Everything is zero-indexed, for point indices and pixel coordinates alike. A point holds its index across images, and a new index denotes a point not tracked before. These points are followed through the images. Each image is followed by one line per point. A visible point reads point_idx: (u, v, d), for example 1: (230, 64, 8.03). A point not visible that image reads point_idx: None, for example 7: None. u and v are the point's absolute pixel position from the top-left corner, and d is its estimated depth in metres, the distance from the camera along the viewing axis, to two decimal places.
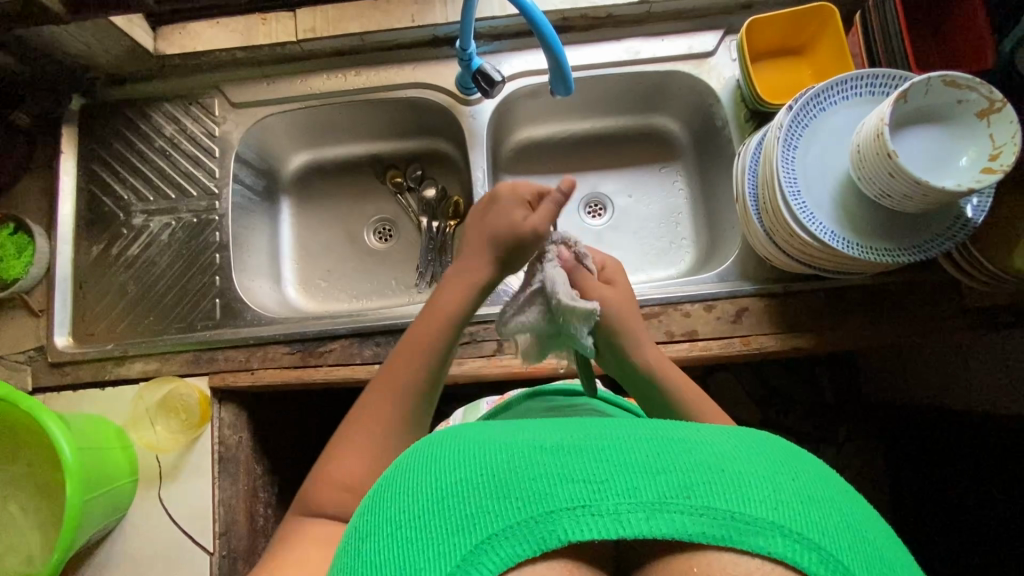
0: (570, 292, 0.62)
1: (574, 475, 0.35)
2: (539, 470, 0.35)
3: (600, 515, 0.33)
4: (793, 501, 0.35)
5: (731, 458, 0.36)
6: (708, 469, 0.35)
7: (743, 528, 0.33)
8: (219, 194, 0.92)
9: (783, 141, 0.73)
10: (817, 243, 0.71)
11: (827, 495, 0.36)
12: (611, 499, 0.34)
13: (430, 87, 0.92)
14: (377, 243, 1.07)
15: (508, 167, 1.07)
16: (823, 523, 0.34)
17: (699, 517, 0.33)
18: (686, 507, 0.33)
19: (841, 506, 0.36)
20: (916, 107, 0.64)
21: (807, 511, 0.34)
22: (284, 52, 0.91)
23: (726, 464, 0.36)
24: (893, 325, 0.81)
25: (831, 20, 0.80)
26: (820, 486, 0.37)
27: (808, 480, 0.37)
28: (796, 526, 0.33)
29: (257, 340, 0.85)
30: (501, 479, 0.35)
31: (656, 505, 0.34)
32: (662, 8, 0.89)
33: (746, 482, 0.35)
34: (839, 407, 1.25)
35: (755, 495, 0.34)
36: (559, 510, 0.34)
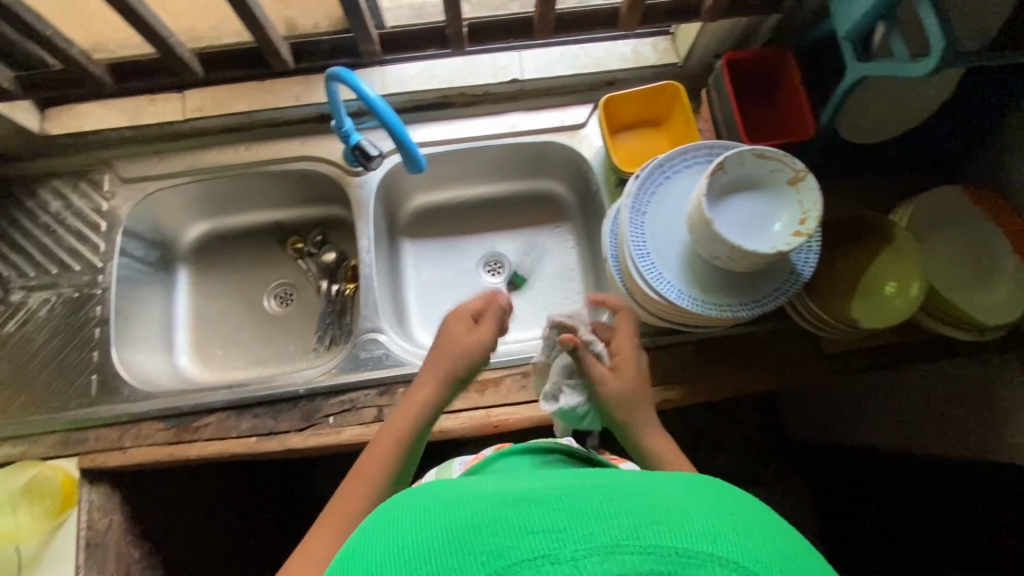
0: (555, 387, 0.70)
1: (528, 526, 0.31)
2: (493, 526, 0.32)
3: (557, 564, 0.29)
4: (741, 537, 0.32)
5: (673, 498, 0.33)
6: (659, 509, 0.32)
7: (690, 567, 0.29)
8: (104, 268, 0.92)
9: (632, 207, 0.79)
10: (665, 301, 0.76)
11: (782, 539, 0.33)
12: (568, 545, 0.30)
13: (318, 159, 0.96)
14: (277, 308, 1.07)
15: (408, 230, 1.10)
16: (775, 564, 0.31)
17: (648, 557, 0.29)
18: (636, 548, 0.30)
19: (797, 546, 0.33)
20: (735, 176, 0.70)
21: (751, 544, 0.31)
22: (173, 130, 0.95)
23: (673, 505, 0.33)
24: (761, 375, 0.85)
25: (678, 96, 0.88)
26: (774, 529, 0.34)
27: (761, 522, 0.34)
28: (751, 565, 0.30)
29: (130, 417, 0.84)
30: (459, 535, 0.32)
31: (609, 547, 0.30)
32: (533, 86, 0.96)
33: (693, 519, 0.32)
34: (754, 452, 1.27)
35: (699, 531, 0.31)
36: (517, 563, 0.30)
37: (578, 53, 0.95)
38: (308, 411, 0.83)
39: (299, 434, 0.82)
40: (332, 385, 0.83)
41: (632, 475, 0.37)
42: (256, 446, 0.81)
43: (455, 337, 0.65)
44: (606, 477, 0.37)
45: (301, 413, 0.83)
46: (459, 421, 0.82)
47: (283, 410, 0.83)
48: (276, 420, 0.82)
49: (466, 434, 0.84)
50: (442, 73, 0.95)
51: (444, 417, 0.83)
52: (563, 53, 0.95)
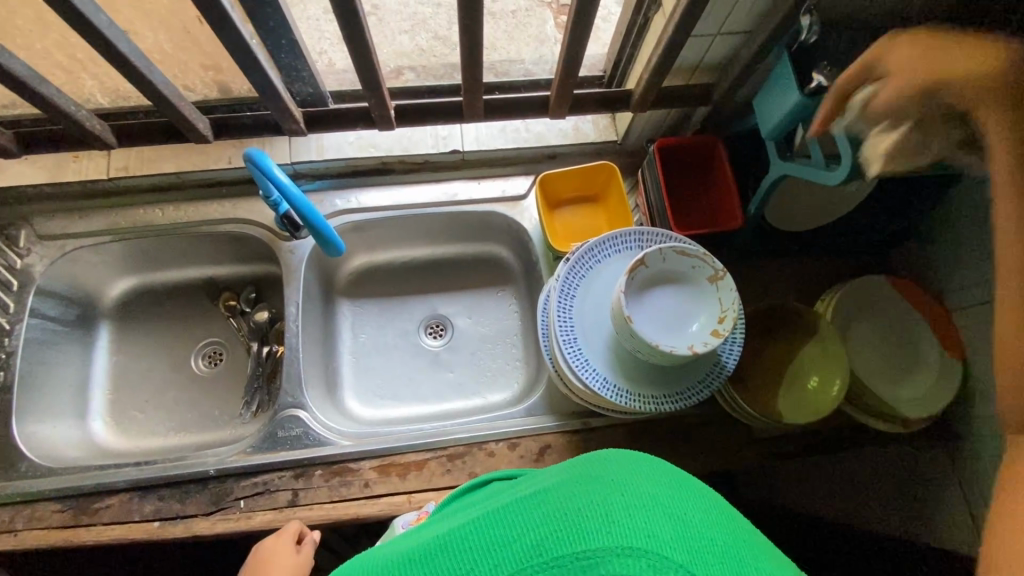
0: None
1: (448, 572, 0.40)
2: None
3: None
4: (625, 513, 0.40)
5: (564, 500, 0.41)
6: (553, 519, 0.40)
7: (586, 564, 0.38)
8: (11, 331, 0.87)
9: (561, 291, 0.78)
10: (590, 390, 0.75)
11: (655, 490, 0.42)
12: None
13: (250, 222, 0.93)
14: (204, 369, 1.03)
15: (347, 291, 1.08)
16: (653, 526, 0.39)
17: (549, 570, 0.38)
18: (538, 566, 0.39)
19: (671, 490, 0.42)
20: (658, 270, 0.70)
21: (635, 519, 0.39)
22: (97, 187, 0.92)
23: (562, 505, 0.41)
24: (691, 460, 0.84)
25: (613, 177, 0.88)
26: (648, 483, 0.43)
27: (638, 482, 0.43)
28: (633, 541, 0.38)
29: (24, 497, 0.78)
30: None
31: (515, 573, 0.39)
32: (474, 156, 0.96)
33: (583, 521, 0.39)
34: None
35: (591, 529, 0.39)
36: None
37: (519, 126, 0.96)
38: (218, 494, 0.79)
39: (207, 519, 0.77)
40: (245, 466, 0.80)
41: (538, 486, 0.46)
42: (158, 532, 0.76)
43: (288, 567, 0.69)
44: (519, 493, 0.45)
45: (211, 496, 0.78)
46: (379, 505, 0.79)
47: (191, 491, 0.79)
48: (182, 503, 0.78)
49: (386, 519, 0.80)
50: (381, 141, 0.94)
51: (364, 501, 0.80)
52: (504, 127, 0.95)
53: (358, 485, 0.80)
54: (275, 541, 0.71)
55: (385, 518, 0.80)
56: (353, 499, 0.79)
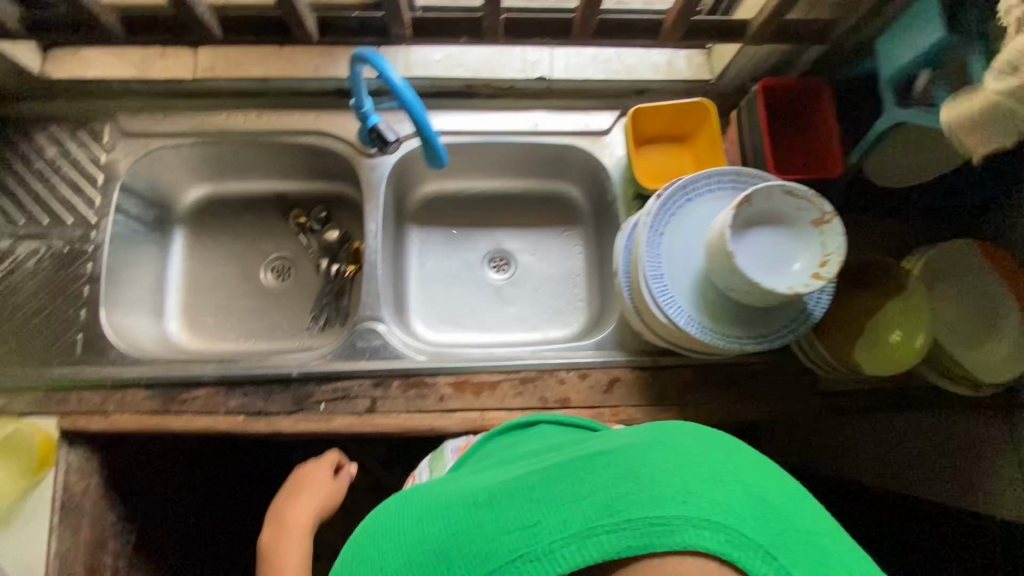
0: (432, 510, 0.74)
1: (511, 525, 0.40)
2: (487, 528, 0.41)
3: (537, 556, 0.38)
4: (700, 486, 0.39)
5: (636, 466, 0.40)
6: (623, 481, 0.40)
7: (659, 530, 0.37)
8: (97, 224, 0.88)
9: (652, 226, 0.77)
10: (674, 325, 0.75)
11: (731, 467, 0.41)
12: (545, 538, 0.39)
13: (332, 136, 0.92)
14: (273, 281, 1.04)
15: (415, 217, 1.08)
16: (729, 500, 0.38)
17: (619, 533, 0.38)
18: (608, 526, 0.38)
19: (741, 468, 0.41)
20: (761, 209, 0.69)
21: (713, 493, 0.38)
22: (182, 87, 0.90)
23: (636, 469, 0.40)
24: (755, 405, 0.86)
25: (709, 116, 0.86)
26: (722, 459, 0.41)
27: (712, 457, 0.42)
28: (706, 513, 0.37)
29: (116, 382, 0.81)
30: (460, 536, 0.42)
31: (584, 532, 0.38)
32: (561, 86, 0.94)
33: (658, 485, 0.39)
34: None
35: (665, 495, 0.38)
36: (510, 559, 0.39)
37: (611, 57, 0.93)
38: (300, 395, 0.81)
39: (289, 417, 0.81)
40: (326, 371, 0.82)
41: (603, 446, 0.45)
42: (243, 426, 0.80)
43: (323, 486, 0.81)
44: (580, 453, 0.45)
45: (293, 396, 0.81)
46: (453, 419, 0.82)
47: (273, 390, 0.81)
48: (266, 401, 0.81)
49: (458, 433, 0.83)
50: (470, 62, 0.92)
51: (438, 414, 0.82)
52: (595, 56, 0.92)
53: (433, 399, 0.83)
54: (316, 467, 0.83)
55: (456, 432, 0.83)
56: (428, 412, 0.82)
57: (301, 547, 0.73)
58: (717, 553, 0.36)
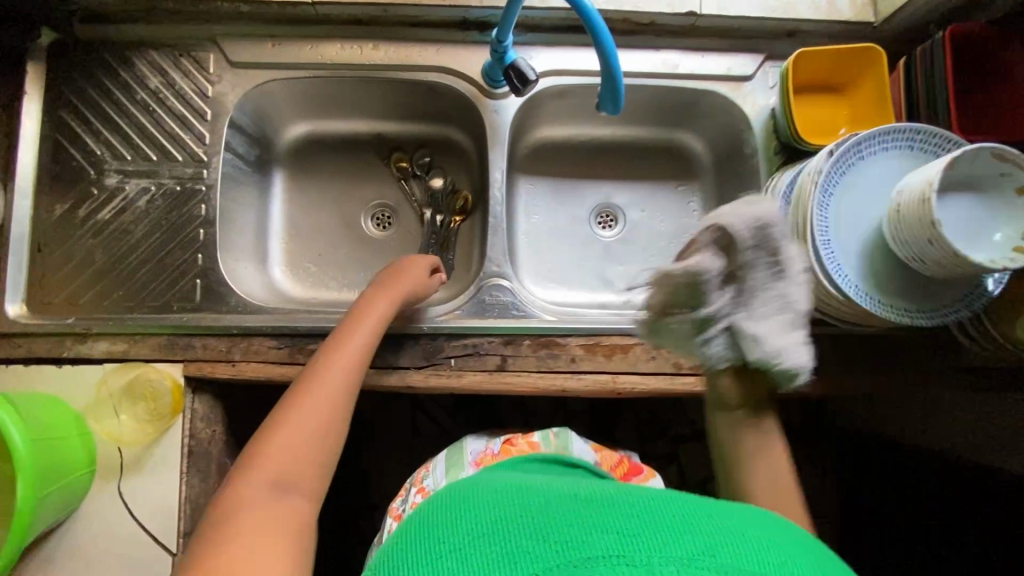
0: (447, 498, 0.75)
1: (609, 528, 0.36)
2: (580, 526, 0.37)
3: (633, 566, 0.33)
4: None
5: (744, 530, 0.37)
6: (732, 535, 0.36)
7: None
8: (209, 163, 0.83)
9: (821, 187, 0.71)
10: (840, 295, 0.70)
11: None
12: (642, 551, 0.34)
13: (454, 73, 0.85)
14: (375, 230, 1.00)
15: (523, 166, 1.01)
16: None
17: None
18: (713, 563, 0.33)
19: None
20: (962, 173, 0.63)
21: None
22: (295, 12, 0.82)
23: (745, 529, 0.37)
24: (892, 378, 0.83)
25: (878, 63, 0.79)
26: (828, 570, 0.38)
27: (818, 563, 0.38)
28: None
29: (241, 331, 0.78)
30: (542, 523, 0.37)
31: (687, 560, 0.33)
32: (707, 24, 0.85)
33: (765, 546, 0.36)
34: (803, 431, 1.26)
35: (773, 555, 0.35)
36: (595, 557, 0.34)
37: None
38: (429, 350, 0.79)
39: (419, 373, 0.78)
40: (456, 327, 0.79)
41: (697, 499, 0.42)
42: (374, 379, 0.77)
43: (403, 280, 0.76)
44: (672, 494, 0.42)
45: (422, 351, 0.79)
46: (585, 381, 0.79)
47: (403, 345, 0.79)
48: (395, 355, 0.78)
49: (588, 395, 0.81)
50: None
51: (570, 376, 0.80)
52: None
53: (565, 360, 0.80)
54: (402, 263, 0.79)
55: (586, 394, 0.81)
56: (560, 373, 0.79)
57: (349, 371, 0.66)
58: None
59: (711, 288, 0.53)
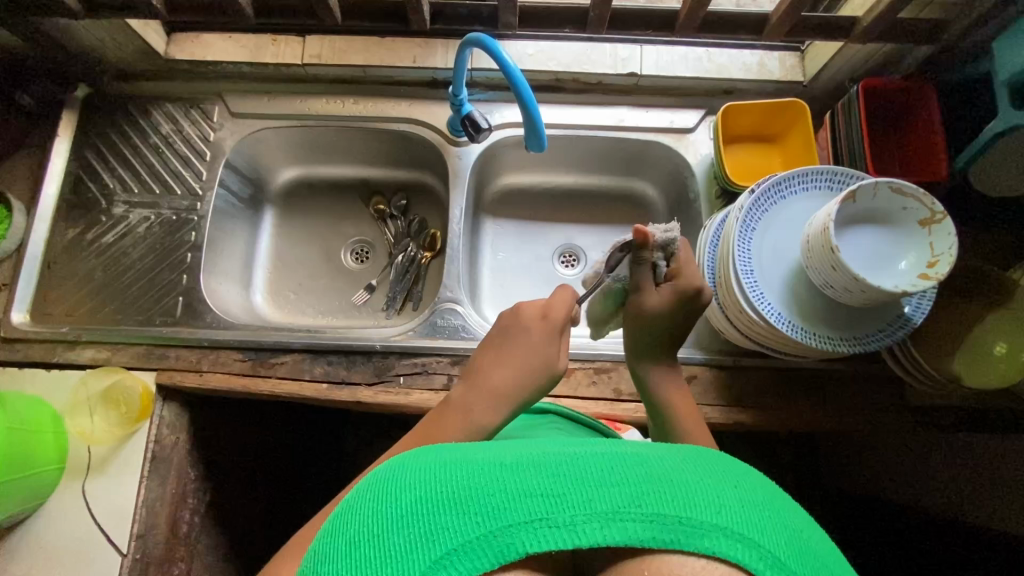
0: None
1: (529, 490, 0.31)
2: (496, 486, 0.32)
3: (554, 527, 0.30)
4: (739, 504, 0.32)
5: (668, 471, 0.32)
6: (659, 479, 0.32)
7: (691, 531, 0.30)
8: (203, 197, 0.94)
9: (742, 222, 0.76)
10: (763, 322, 0.74)
11: (776, 504, 0.33)
12: (566, 510, 0.30)
13: (424, 124, 0.96)
14: (353, 263, 1.08)
15: (491, 208, 1.09)
16: (769, 525, 0.31)
17: (650, 524, 0.30)
18: (638, 515, 0.30)
19: (797, 518, 0.33)
20: (863, 206, 0.67)
21: (750, 514, 0.31)
22: (289, 72, 0.96)
23: (673, 473, 0.32)
24: (838, 414, 0.83)
25: (802, 116, 0.86)
26: (766, 494, 0.33)
27: (755, 487, 0.34)
28: (741, 527, 0.30)
29: (210, 344, 0.85)
30: (458, 495, 0.32)
31: (609, 514, 0.30)
32: (649, 83, 0.95)
33: (693, 488, 0.32)
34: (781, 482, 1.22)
35: (705, 500, 0.31)
36: (516, 523, 0.30)
37: (701, 55, 0.93)
38: (381, 368, 0.84)
39: (369, 389, 0.83)
40: (407, 346, 0.84)
41: (618, 442, 0.36)
42: (326, 393, 0.82)
43: (541, 349, 0.62)
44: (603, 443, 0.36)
45: (374, 368, 0.84)
46: None
47: (356, 361, 0.84)
48: (348, 371, 0.84)
49: None
50: (561, 56, 0.93)
51: None
52: (686, 54, 0.93)
53: None
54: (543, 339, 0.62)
55: None
56: None
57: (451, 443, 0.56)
58: (746, 568, 0.30)
59: (453, 262, 0.92)
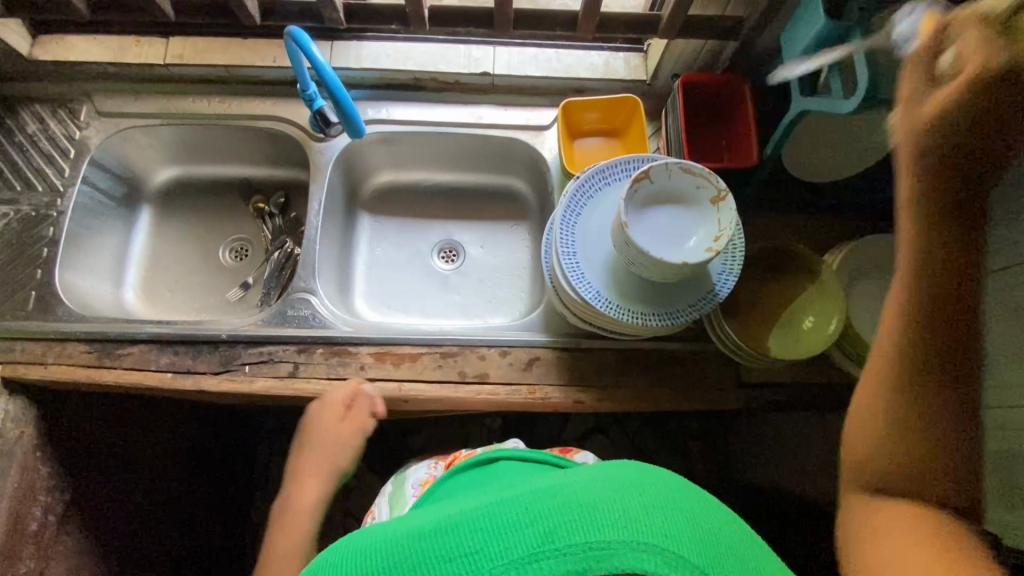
0: None
1: (450, 553, 0.35)
2: (422, 556, 0.35)
3: None
4: (640, 511, 0.36)
5: (575, 496, 0.37)
6: (567, 509, 0.36)
7: (601, 554, 0.34)
8: (64, 193, 0.95)
9: (567, 207, 0.80)
10: (582, 300, 0.77)
11: (678, 501, 0.38)
12: (485, 565, 0.34)
13: (288, 122, 0.99)
14: (230, 260, 1.09)
15: (368, 205, 1.11)
16: (667, 524, 0.36)
17: (564, 558, 0.34)
18: (551, 553, 0.34)
19: (697, 506, 0.39)
20: (662, 186, 0.71)
21: (649, 517, 0.36)
22: (154, 73, 0.99)
23: (584, 497, 0.37)
24: (677, 393, 0.85)
25: (637, 110, 0.90)
26: (667, 491, 0.39)
27: (657, 488, 0.39)
28: (644, 536, 0.35)
29: (57, 336, 0.86)
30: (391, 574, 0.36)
31: (524, 559, 0.34)
32: (504, 82, 0.99)
33: (601, 510, 0.36)
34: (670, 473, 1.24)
35: (610, 521, 0.35)
36: None
37: (551, 56, 0.98)
38: (227, 357, 0.85)
39: (214, 377, 0.84)
40: (254, 335, 0.85)
41: (537, 479, 0.40)
42: (170, 382, 0.83)
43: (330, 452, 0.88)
44: (523, 484, 0.40)
45: (220, 357, 0.85)
46: (371, 387, 0.83)
47: (202, 351, 0.85)
48: (194, 361, 0.84)
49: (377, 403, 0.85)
50: (417, 57, 0.98)
51: (358, 382, 0.84)
52: (537, 55, 0.98)
53: (354, 367, 0.85)
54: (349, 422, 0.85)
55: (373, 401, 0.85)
56: (348, 379, 0.84)
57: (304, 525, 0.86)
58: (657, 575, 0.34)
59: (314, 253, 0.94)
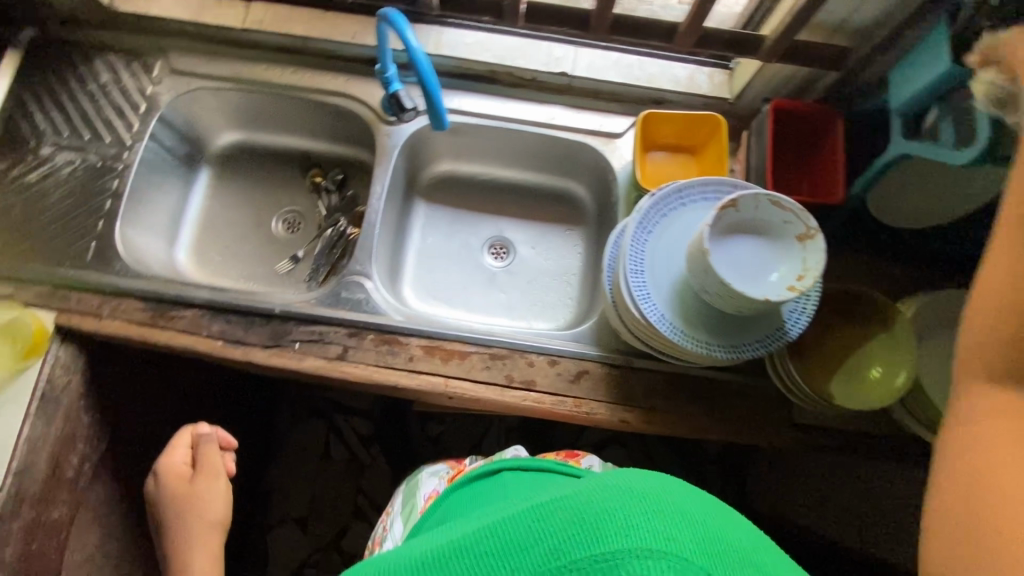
0: None
1: None
2: None
3: None
4: (641, 518, 0.35)
5: (575, 510, 0.36)
6: (566, 527, 0.35)
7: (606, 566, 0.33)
8: (131, 146, 0.95)
9: (638, 224, 0.78)
10: (644, 321, 0.75)
11: (685, 505, 0.36)
12: None
13: (359, 100, 0.97)
14: (282, 232, 1.09)
15: (425, 192, 1.09)
16: (672, 531, 0.34)
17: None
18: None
19: (716, 517, 0.37)
20: (742, 216, 0.68)
21: (648, 523, 0.34)
22: (231, 36, 0.99)
23: (582, 511, 0.35)
24: (725, 425, 0.83)
25: (718, 130, 0.88)
26: (675, 496, 0.37)
27: (663, 494, 0.37)
28: (647, 545, 0.33)
29: (114, 290, 0.86)
30: None
31: None
32: (581, 84, 0.97)
33: (600, 522, 0.35)
34: None
35: (604, 531, 0.34)
36: None
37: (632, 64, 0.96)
38: (278, 332, 0.84)
39: (263, 350, 0.83)
40: (307, 313, 0.85)
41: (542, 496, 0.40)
42: (219, 350, 0.83)
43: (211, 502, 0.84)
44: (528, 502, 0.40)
45: (271, 331, 0.84)
46: (417, 380, 0.83)
47: (254, 323, 0.85)
48: (245, 331, 0.84)
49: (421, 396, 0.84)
50: (496, 49, 0.97)
51: (405, 373, 0.83)
52: (618, 61, 0.96)
53: (402, 358, 0.84)
54: (202, 481, 0.84)
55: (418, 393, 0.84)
56: (395, 368, 0.83)
57: None
58: None
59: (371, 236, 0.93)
